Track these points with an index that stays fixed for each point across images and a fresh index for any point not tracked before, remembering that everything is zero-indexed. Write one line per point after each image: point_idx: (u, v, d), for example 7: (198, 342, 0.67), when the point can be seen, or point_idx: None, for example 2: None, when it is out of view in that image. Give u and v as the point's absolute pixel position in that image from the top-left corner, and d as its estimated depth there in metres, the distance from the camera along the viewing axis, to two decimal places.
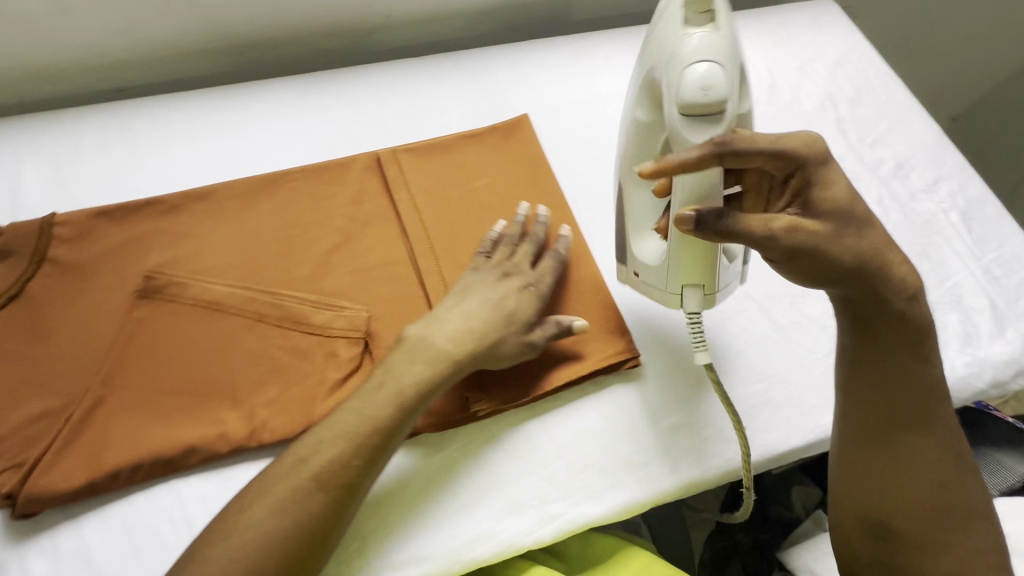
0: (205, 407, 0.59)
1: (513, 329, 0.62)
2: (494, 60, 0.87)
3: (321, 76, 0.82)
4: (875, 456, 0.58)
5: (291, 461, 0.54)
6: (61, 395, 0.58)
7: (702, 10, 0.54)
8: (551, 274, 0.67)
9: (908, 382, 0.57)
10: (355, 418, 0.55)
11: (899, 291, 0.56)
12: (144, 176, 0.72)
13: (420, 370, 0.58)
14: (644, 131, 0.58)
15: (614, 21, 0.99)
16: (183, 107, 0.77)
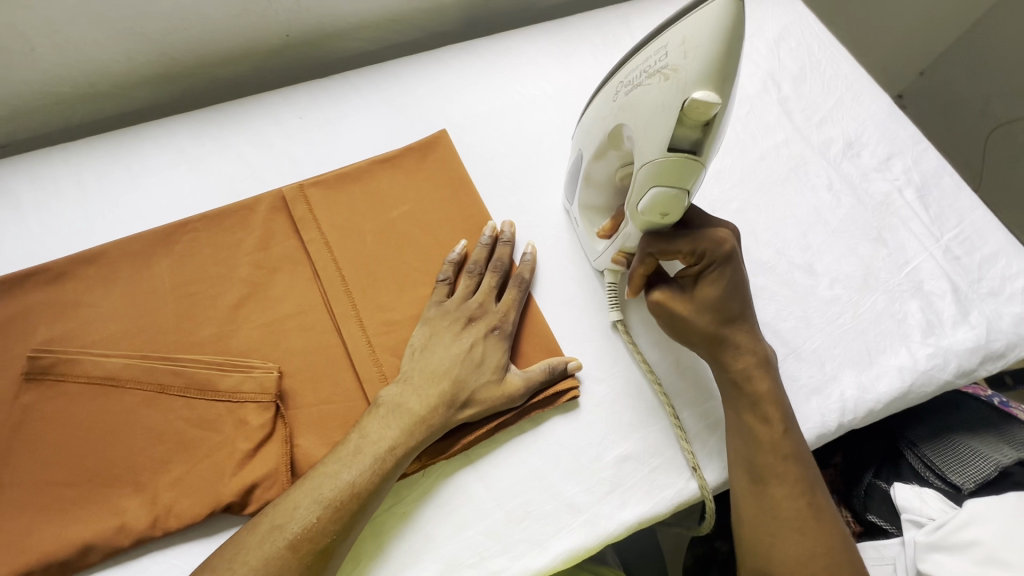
0: (102, 498, 0.54)
1: (488, 381, 0.59)
2: (409, 72, 0.81)
3: (218, 110, 0.75)
4: (748, 506, 0.57)
5: (244, 557, 0.49)
6: None
7: (698, 122, 0.44)
8: (514, 309, 0.63)
9: (760, 436, 0.57)
10: (324, 495, 0.52)
11: (747, 357, 0.59)
12: (29, 242, 0.66)
13: (397, 432, 0.55)
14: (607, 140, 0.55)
15: (538, 14, 0.92)
16: (67, 159, 0.71)
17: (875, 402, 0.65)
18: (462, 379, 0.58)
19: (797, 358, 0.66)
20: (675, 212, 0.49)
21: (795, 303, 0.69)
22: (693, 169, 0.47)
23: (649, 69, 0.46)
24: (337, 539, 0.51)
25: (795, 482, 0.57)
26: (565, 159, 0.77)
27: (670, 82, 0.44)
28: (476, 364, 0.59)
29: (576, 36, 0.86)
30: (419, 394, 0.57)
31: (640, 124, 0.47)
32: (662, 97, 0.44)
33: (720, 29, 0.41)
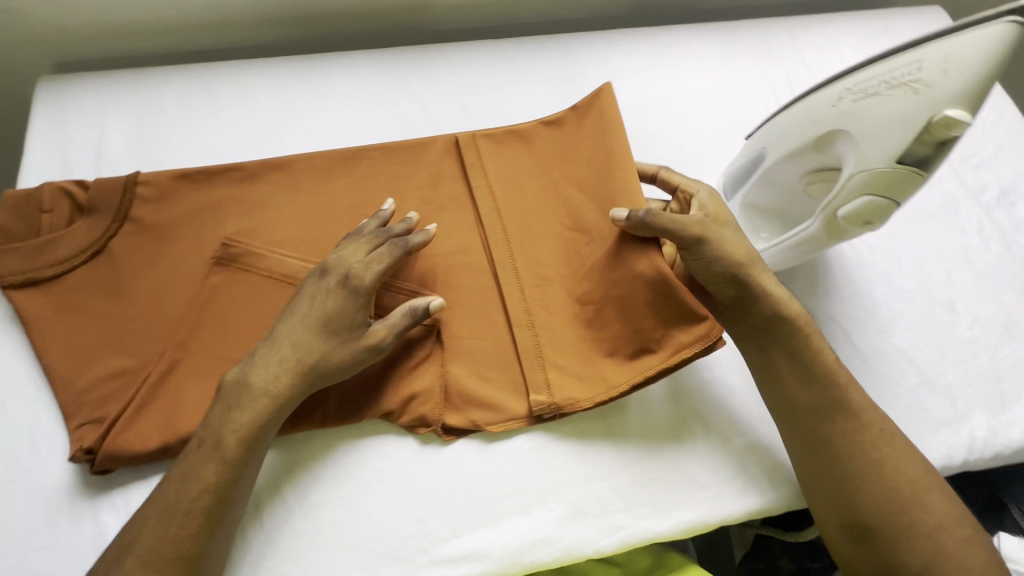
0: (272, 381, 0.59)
1: (316, 338, 0.56)
2: (580, 47, 0.83)
3: (402, 52, 0.80)
4: (823, 448, 0.57)
5: (155, 507, 0.50)
6: (141, 355, 0.59)
7: (935, 140, 0.47)
8: (378, 266, 0.59)
9: (817, 374, 0.58)
10: (220, 443, 0.52)
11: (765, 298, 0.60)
12: (225, 142, 0.72)
13: (271, 385, 0.54)
14: (800, 147, 0.56)
15: (702, 16, 0.94)
16: (264, 73, 0.76)
17: (1004, 447, 0.65)
18: (320, 338, 0.56)
19: (929, 389, 0.67)
20: (878, 222, 0.51)
21: (932, 337, 0.70)
22: (911, 185, 0.49)
23: (892, 81, 0.48)
24: (233, 484, 0.52)
25: (864, 416, 0.57)
26: (719, 155, 0.78)
27: (920, 96, 0.47)
28: (320, 322, 0.56)
29: (743, 40, 0.87)
30: (264, 363, 0.55)
31: (867, 132, 0.49)
32: (907, 109, 0.47)
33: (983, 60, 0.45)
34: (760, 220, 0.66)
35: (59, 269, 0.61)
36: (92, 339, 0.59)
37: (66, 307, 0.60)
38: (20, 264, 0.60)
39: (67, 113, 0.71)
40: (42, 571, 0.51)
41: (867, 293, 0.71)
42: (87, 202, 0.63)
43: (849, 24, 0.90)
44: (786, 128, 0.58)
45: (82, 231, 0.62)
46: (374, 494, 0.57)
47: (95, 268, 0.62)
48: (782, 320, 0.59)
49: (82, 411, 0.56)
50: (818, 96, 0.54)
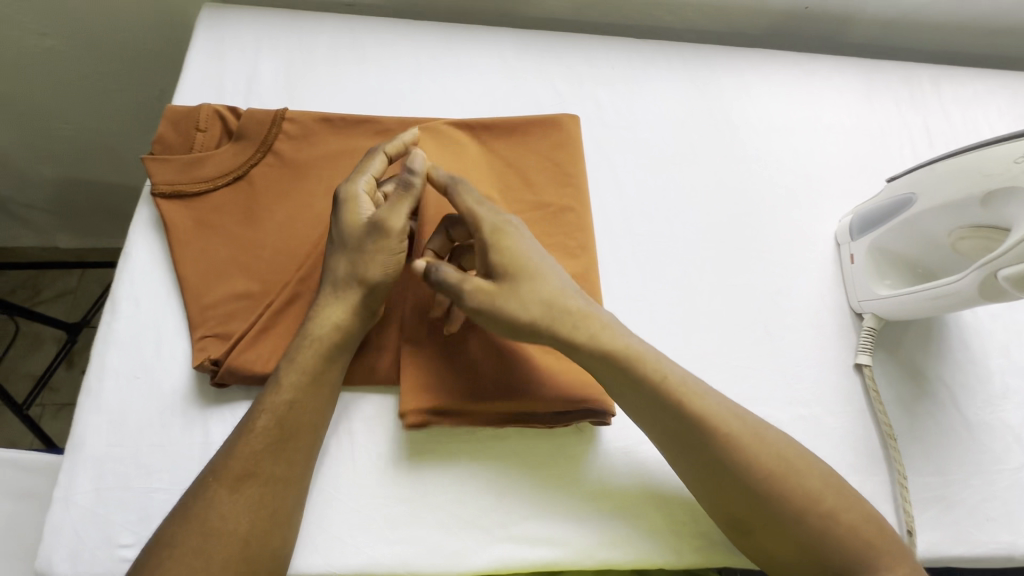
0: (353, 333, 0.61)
1: (339, 252, 0.58)
2: (718, 60, 0.82)
3: (543, 36, 0.80)
4: (704, 486, 0.54)
5: (233, 432, 0.53)
6: (264, 281, 0.61)
7: None
8: (364, 170, 0.60)
9: (646, 383, 0.54)
10: (278, 372, 0.55)
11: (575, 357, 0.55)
12: (366, 95, 0.74)
13: (321, 317, 0.56)
14: (961, 200, 0.56)
15: (841, 50, 0.92)
16: (410, 35, 0.77)
17: None
18: (342, 255, 0.58)
19: None
20: None
21: None
22: None
23: None
24: (294, 410, 0.53)
25: (731, 443, 0.53)
26: (845, 194, 0.76)
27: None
28: (341, 242, 0.58)
29: (885, 81, 0.84)
30: (324, 306, 0.57)
31: None
32: None
33: None
34: (890, 266, 0.65)
35: (204, 187, 0.64)
36: (223, 258, 0.61)
37: (204, 224, 0.63)
38: (171, 177, 0.63)
39: (225, 42, 0.74)
40: (151, 467, 0.54)
41: (981, 361, 0.68)
42: (237, 128, 0.65)
43: (998, 84, 0.87)
44: (945, 178, 0.57)
45: (228, 155, 0.65)
46: (462, 458, 0.58)
47: (234, 191, 0.64)
48: (613, 367, 0.54)
49: (205, 322, 0.59)
50: (995, 150, 0.54)
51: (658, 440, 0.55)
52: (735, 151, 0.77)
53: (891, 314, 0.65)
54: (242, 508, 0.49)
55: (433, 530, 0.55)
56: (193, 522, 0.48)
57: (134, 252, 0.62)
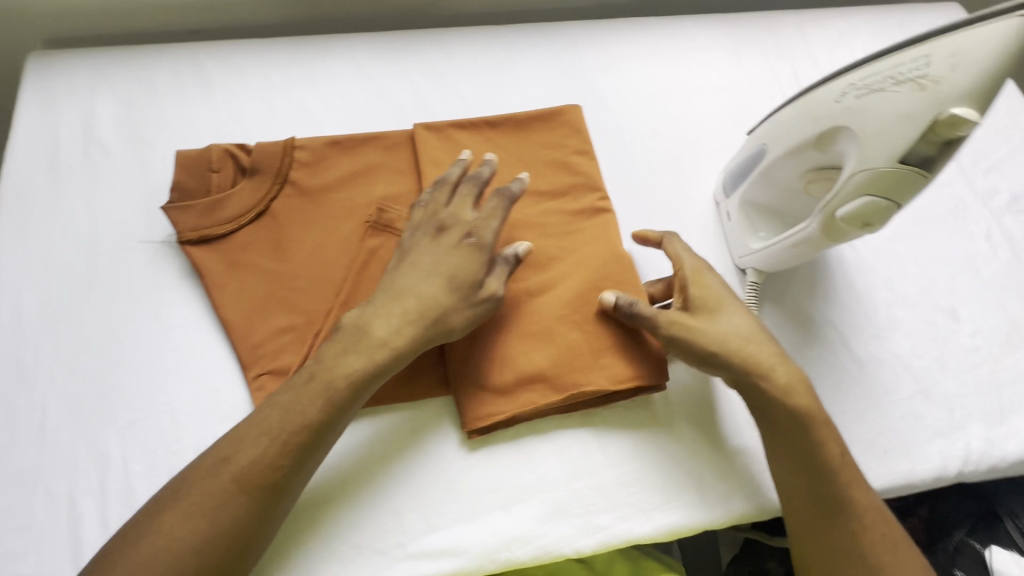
0: (194, 383, 0.58)
1: (433, 285, 0.56)
2: (582, 36, 0.81)
3: (399, 35, 0.78)
4: (820, 540, 0.55)
5: (257, 427, 0.51)
6: (305, 311, 0.61)
7: (943, 138, 0.46)
8: (496, 216, 0.59)
9: (818, 459, 0.55)
10: (325, 384, 0.52)
11: (759, 397, 0.57)
12: (213, 123, 0.70)
13: (385, 334, 0.54)
14: (801, 144, 0.55)
15: (711, 7, 0.91)
16: (258, 55, 0.74)
17: (1000, 460, 0.63)
18: (437, 289, 0.56)
19: (926, 397, 0.65)
20: (879, 223, 0.50)
21: (933, 343, 0.68)
22: (915, 184, 0.48)
23: (898, 76, 0.47)
24: (325, 431, 0.52)
25: (863, 515, 0.55)
26: (721, 151, 0.76)
27: (928, 93, 0.45)
28: (443, 277, 0.57)
29: (751, 32, 0.84)
30: (388, 314, 0.55)
31: (870, 128, 0.48)
32: (910, 105, 0.46)
33: (995, 54, 0.44)
34: (758, 217, 0.64)
35: (229, 227, 0.63)
36: (257, 294, 0.61)
37: (234, 264, 0.62)
38: (194, 221, 0.62)
39: (56, 90, 0.70)
40: (18, 550, 0.51)
41: (866, 297, 0.69)
42: (248, 164, 0.65)
43: (863, 19, 0.88)
44: (786, 125, 0.57)
45: (246, 193, 0.64)
46: (354, 481, 0.56)
47: (259, 228, 0.64)
48: (795, 424, 0.56)
49: (260, 362, 0.59)
50: (818, 93, 0.53)
51: (804, 517, 0.56)
52: (607, 124, 0.76)
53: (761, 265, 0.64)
54: (242, 513, 0.48)
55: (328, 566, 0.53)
56: (193, 514, 0.48)
57: None
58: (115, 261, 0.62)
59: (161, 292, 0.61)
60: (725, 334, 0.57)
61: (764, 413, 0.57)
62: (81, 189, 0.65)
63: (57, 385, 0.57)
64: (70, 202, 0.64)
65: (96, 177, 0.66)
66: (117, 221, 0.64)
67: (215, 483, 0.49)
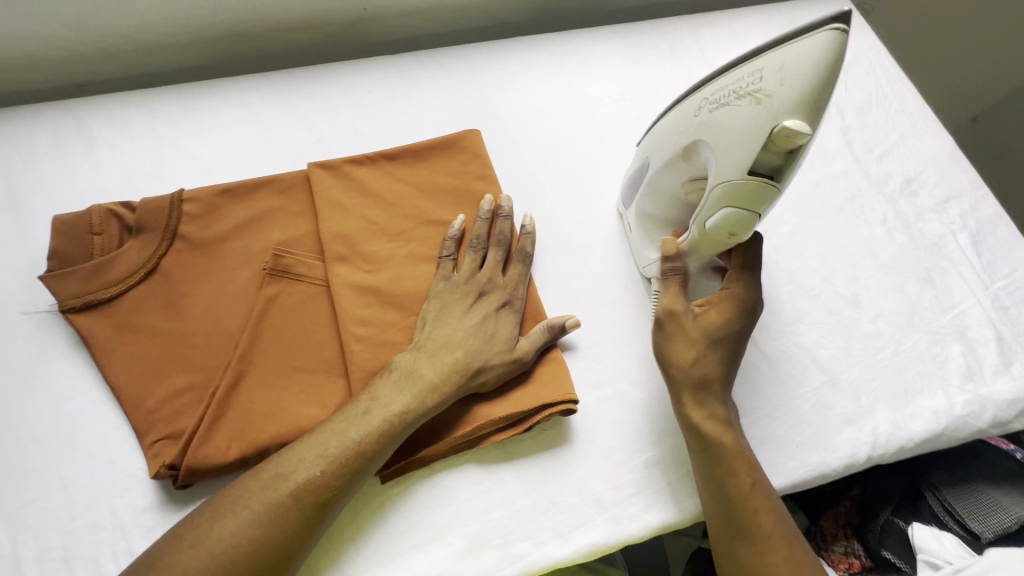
0: (87, 457, 0.56)
1: (476, 344, 0.60)
2: (479, 59, 0.81)
3: (291, 74, 0.77)
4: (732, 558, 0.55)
5: (314, 449, 0.54)
6: (201, 369, 0.59)
7: (782, 149, 0.48)
8: (523, 282, 0.65)
9: (728, 485, 0.56)
10: (366, 413, 0.56)
11: (684, 413, 0.58)
12: (99, 180, 0.68)
13: (435, 375, 0.58)
14: (675, 158, 0.57)
15: (609, 18, 0.93)
16: (144, 106, 0.73)
17: (908, 440, 0.65)
18: (476, 339, 0.60)
19: (833, 386, 0.66)
20: (745, 231, 0.53)
21: (838, 332, 0.70)
22: (768, 193, 0.50)
23: (740, 91, 0.49)
24: (367, 468, 0.54)
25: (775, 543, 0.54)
26: (622, 162, 0.77)
27: (763, 107, 0.47)
28: (483, 332, 0.61)
29: (646, 41, 0.86)
30: (434, 360, 0.59)
31: (722, 143, 0.50)
32: (750, 119, 0.48)
33: (821, 60, 0.45)
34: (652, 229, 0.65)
35: (116, 290, 0.61)
36: (150, 357, 0.59)
37: (125, 328, 0.60)
38: (77, 288, 0.60)
39: None
40: None
41: (771, 293, 0.71)
42: (134, 222, 0.63)
43: (754, 19, 0.90)
44: (661, 136, 0.59)
45: (134, 253, 0.62)
46: None
47: (148, 288, 0.62)
48: (709, 446, 0.56)
49: (155, 427, 0.57)
50: (683, 106, 0.56)
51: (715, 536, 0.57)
52: (507, 145, 0.76)
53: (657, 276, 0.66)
54: (295, 528, 0.51)
55: None
56: (236, 524, 0.51)
57: None
58: None
59: (48, 363, 0.59)
60: (705, 374, 0.58)
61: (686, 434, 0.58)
62: None
63: None
64: None
65: None
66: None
67: (273, 498, 0.52)
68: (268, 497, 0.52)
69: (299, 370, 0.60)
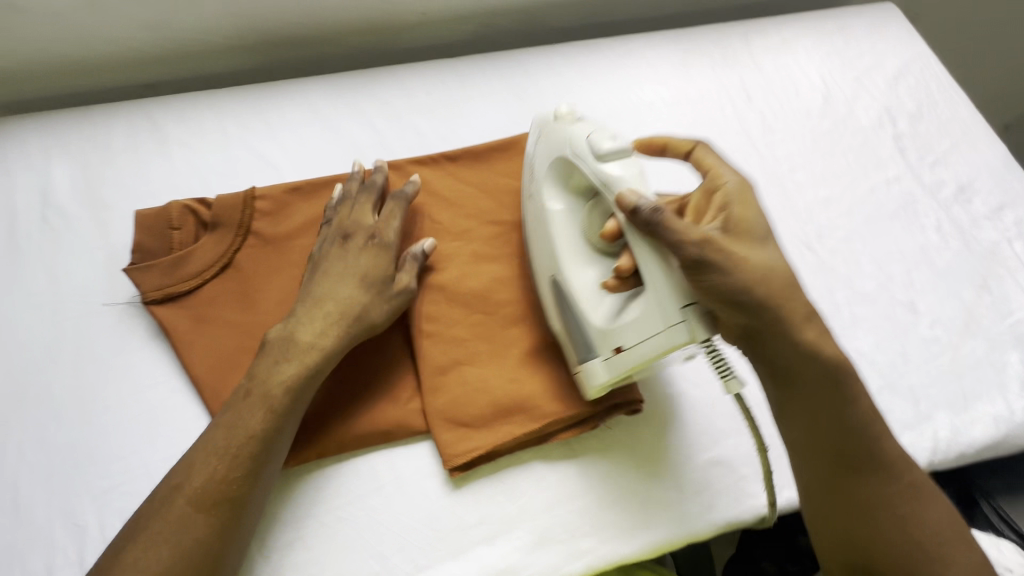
0: (167, 445, 0.58)
1: (354, 289, 0.60)
2: (534, 63, 0.83)
3: (353, 76, 0.79)
4: (846, 485, 0.54)
5: (202, 452, 0.52)
6: None
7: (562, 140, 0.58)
8: (395, 218, 0.65)
9: (848, 415, 0.54)
10: (263, 395, 0.54)
11: (789, 345, 0.53)
12: (173, 177, 0.70)
13: (312, 333, 0.57)
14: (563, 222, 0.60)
15: (658, 23, 0.94)
16: (213, 106, 0.75)
17: (968, 446, 0.65)
18: (359, 289, 0.60)
19: (892, 391, 0.67)
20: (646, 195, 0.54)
21: (895, 338, 0.70)
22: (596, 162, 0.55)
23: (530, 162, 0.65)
24: (262, 457, 0.53)
25: (891, 469, 0.54)
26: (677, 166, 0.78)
27: (539, 139, 0.63)
28: (357, 276, 0.61)
29: (698, 47, 0.87)
30: (310, 321, 0.58)
31: (569, 173, 0.59)
32: (551, 147, 0.61)
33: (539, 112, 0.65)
34: (595, 310, 0.57)
35: (194, 284, 0.63)
36: (225, 349, 0.61)
37: (202, 320, 0.62)
38: (158, 281, 0.62)
39: (9, 158, 0.69)
40: None
41: (827, 298, 0.71)
42: (210, 218, 0.65)
43: (804, 26, 0.91)
44: (533, 232, 0.63)
45: (209, 248, 0.64)
46: (332, 534, 0.57)
47: (224, 282, 0.64)
48: (824, 376, 0.54)
49: None
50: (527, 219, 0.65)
51: (818, 467, 0.55)
52: None
53: (643, 335, 0.52)
54: (206, 535, 0.50)
55: (301, 556, 0.56)
56: (154, 544, 0.49)
57: None
58: (81, 326, 0.62)
59: (129, 353, 0.61)
60: (765, 270, 0.53)
61: (784, 366, 0.54)
62: (41, 256, 0.65)
63: (28, 458, 0.56)
64: (31, 270, 0.64)
65: (56, 243, 0.66)
66: (80, 285, 0.64)
67: (172, 510, 0.50)
68: (178, 508, 0.50)
69: (370, 364, 0.62)
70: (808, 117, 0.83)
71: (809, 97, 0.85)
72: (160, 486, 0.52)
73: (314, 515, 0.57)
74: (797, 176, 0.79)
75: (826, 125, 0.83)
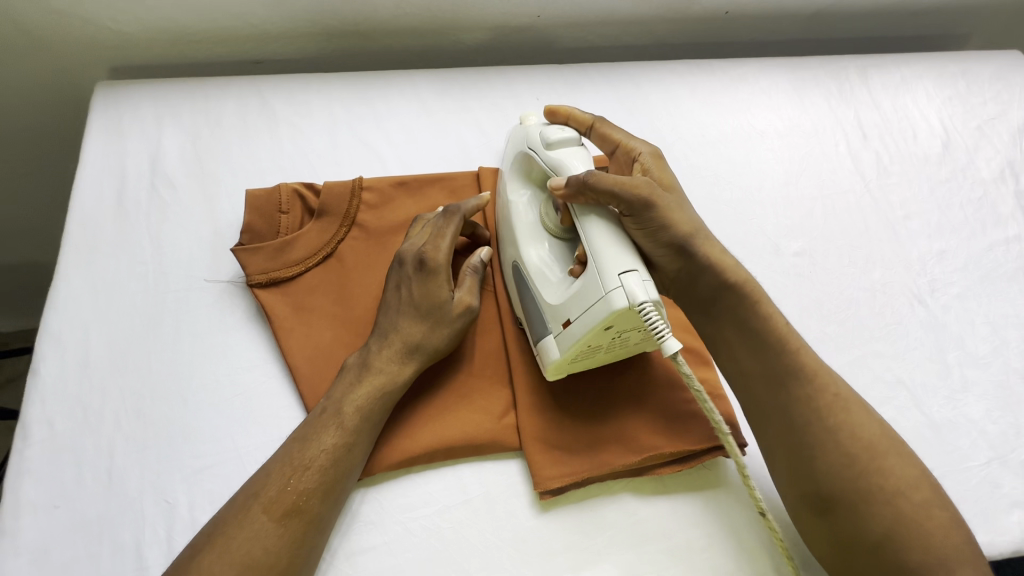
0: (259, 432, 0.57)
1: (408, 319, 0.58)
2: (645, 78, 0.80)
3: (463, 73, 0.77)
4: (778, 412, 0.54)
5: (277, 464, 0.52)
6: None
7: (525, 136, 0.61)
8: (448, 237, 0.60)
9: (761, 331, 0.56)
10: (339, 413, 0.54)
11: (707, 266, 0.56)
12: (279, 158, 0.70)
13: (380, 365, 0.56)
14: (524, 211, 0.60)
15: (769, 49, 0.92)
16: (324, 90, 0.74)
17: None
18: (416, 321, 0.58)
19: (1003, 465, 0.63)
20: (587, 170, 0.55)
21: (1007, 408, 0.66)
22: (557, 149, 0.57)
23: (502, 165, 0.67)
24: (335, 472, 0.52)
25: (813, 382, 0.54)
26: (786, 199, 0.75)
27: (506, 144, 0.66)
28: (413, 307, 0.59)
29: (814, 77, 0.84)
30: (379, 351, 0.57)
31: (532, 169, 0.61)
32: (513, 147, 0.63)
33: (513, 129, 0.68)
34: (548, 289, 0.56)
35: (296, 270, 0.62)
36: (321, 342, 0.60)
37: (302, 309, 0.61)
38: (262, 264, 0.61)
39: (123, 123, 0.69)
40: None
41: (936, 356, 0.68)
42: (318, 205, 0.64)
43: (924, 65, 0.87)
44: (501, 226, 0.64)
45: (314, 234, 0.63)
46: (419, 543, 0.55)
47: (325, 272, 0.63)
48: (749, 310, 0.56)
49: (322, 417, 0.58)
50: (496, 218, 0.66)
51: (752, 395, 0.56)
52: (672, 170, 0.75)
53: (585, 305, 0.51)
54: (281, 546, 0.48)
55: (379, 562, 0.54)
56: (230, 550, 0.47)
57: (42, 367, 0.57)
58: (182, 299, 0.62)
59: (227, 333, 0.60)
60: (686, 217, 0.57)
61: (704, 293, 0.58)
62: (147, 223, 0.65)
63: (123, 428, 0.56)
64: (137, 237, 0.64)
65: (162, 213, 0.65)
66: (184, 258, 0.64)
67: (249, 517, 0.49)
68: (255, 518, 0.49)
69: (460, 376, 0.61)
70: (924, 163, 0.80)
71: (927, 142, 0.81)
72: (233, 498, 0.51)
73: (397, 522, 0.55)
74: (911, 224, 0.75)
75: (943, 173, 0.79)
